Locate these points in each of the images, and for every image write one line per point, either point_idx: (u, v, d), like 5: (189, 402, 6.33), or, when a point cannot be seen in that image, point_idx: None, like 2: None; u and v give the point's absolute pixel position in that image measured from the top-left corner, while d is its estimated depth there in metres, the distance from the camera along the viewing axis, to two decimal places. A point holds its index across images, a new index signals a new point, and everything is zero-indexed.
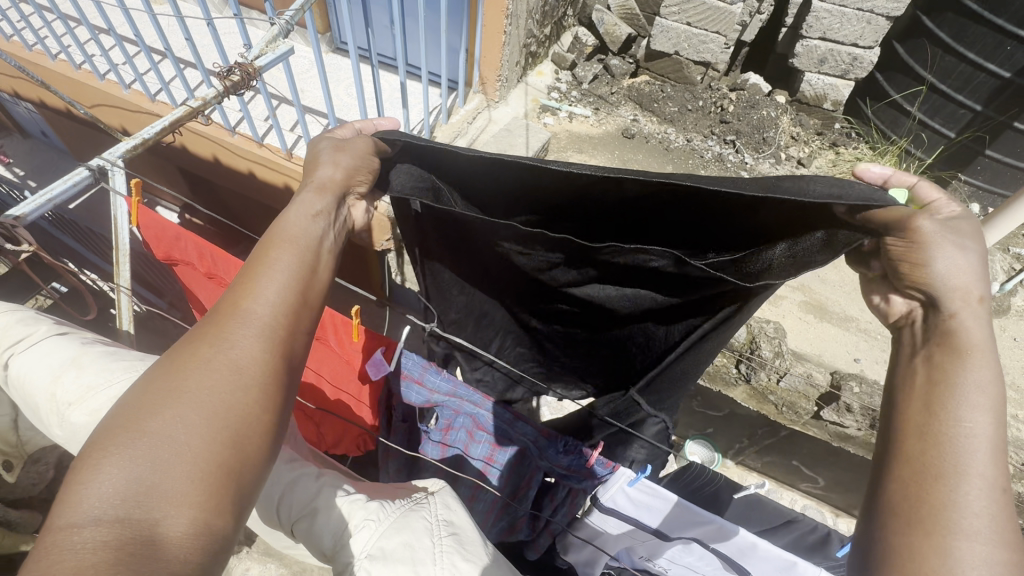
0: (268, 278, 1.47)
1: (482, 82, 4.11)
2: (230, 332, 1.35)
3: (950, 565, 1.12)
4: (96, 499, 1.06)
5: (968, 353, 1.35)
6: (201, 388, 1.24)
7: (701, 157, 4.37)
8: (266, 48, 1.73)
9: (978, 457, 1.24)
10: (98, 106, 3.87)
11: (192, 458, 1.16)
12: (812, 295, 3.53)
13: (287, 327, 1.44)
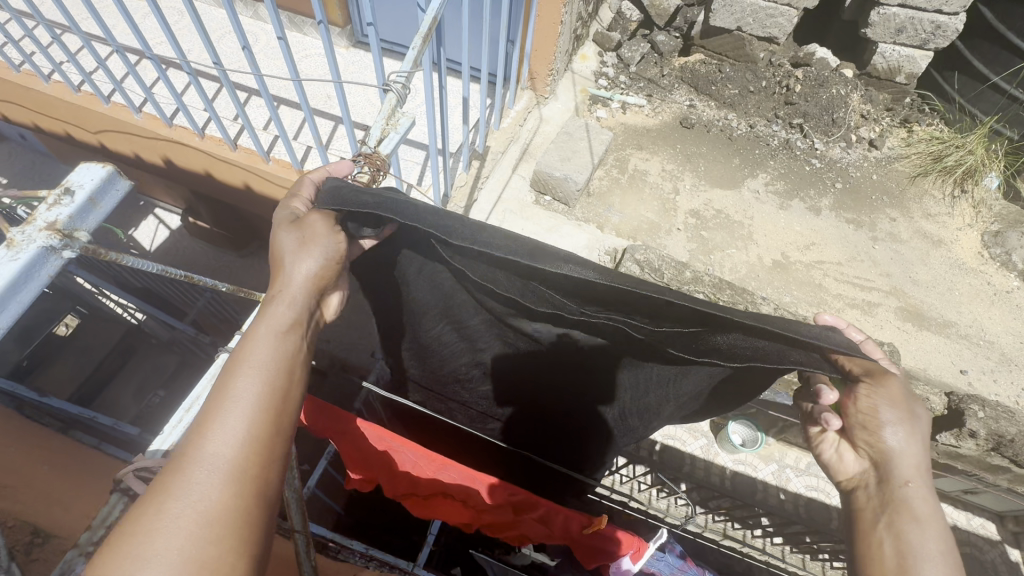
0: (235, 400, 1.19)
1: (532, 78, 3.72)
2: (199, 460, 1.10)
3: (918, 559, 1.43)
4: None
5: (925, 518, 1.49)
6: (181, 515, 1.03)
7: (768, 144, 4.00)
8: (390, 124, 1.81)
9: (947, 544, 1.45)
10: (104, 132, 3.50)
11: None
12: (907, 299, 3.34)
13: (270, 451, 1.18)
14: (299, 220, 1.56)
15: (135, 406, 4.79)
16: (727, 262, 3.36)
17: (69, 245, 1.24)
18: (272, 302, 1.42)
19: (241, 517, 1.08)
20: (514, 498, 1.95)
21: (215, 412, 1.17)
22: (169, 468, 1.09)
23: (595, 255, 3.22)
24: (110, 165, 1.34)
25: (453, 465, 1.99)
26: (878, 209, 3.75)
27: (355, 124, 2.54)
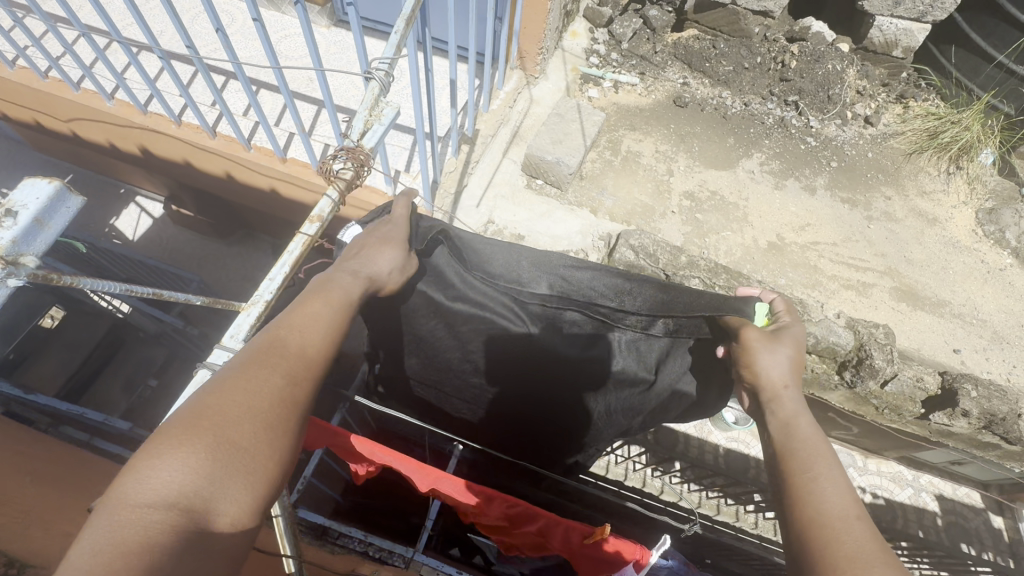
0: (324, 312, 1.35)
1: (521, 57, 3.61)
2: (266, 354, 1.18)
3: (805, 469, 1.37)
4: (163, 480, 0.94)
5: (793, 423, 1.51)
6: (270, 380, 1.14)
7: (762, 123, 3.92)
8: (373, 116, 1.75)
9: (816, 441, 1.44)
10: (75, 120, 3.36)
11: (247, 461, 1.03)
12: (902, 279, 3.33)
13: (324, 367, 1.26)
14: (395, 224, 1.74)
15: (125, 399, 4.73)
16: (722, 245, 3.32)
17: (16, 273, 1.18)
18: (349, 262, 1.58)
19: (294, 412, 1.14)
20: (512, 510, 1.92)
21: (288, 321, 1.29)
22: (242, 356, 1.17)
23: (589, 240, 3.16)
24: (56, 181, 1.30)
25: (445, 479, 1.94)
26: (873, 187, 3.71)
27: (338, 110, 2.44)
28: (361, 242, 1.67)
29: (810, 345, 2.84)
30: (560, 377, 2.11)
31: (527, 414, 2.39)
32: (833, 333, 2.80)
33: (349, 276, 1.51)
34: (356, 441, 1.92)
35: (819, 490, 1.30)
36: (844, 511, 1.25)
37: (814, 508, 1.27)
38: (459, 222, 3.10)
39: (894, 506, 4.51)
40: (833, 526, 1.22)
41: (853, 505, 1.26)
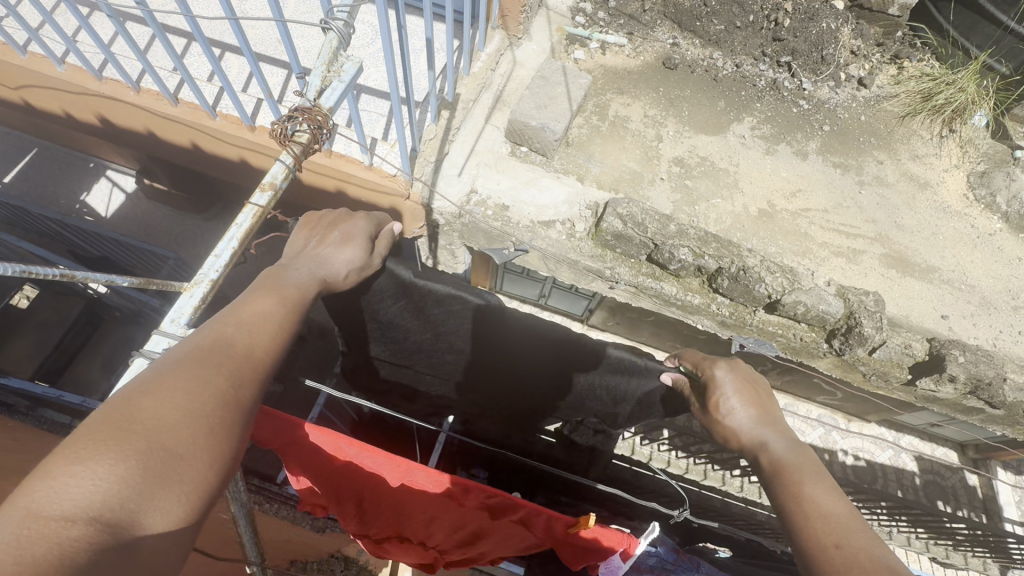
0: (248, 320, 1.42)
1: (503, 16, 3.42)
2: (195, 365, 1.23)
3: (807, 489, 1.55)
4: (83, 490, 0.94)
5: (788, 458, 1.69)
6: (194, 387, 1.18)
7: (755, 85, 3.79)
8: (332, 72, 1.62)
9: (807, 464, 1.65)
10: (25, 88, 3.15)
11: (173, 468, 1.06)
12: (892, 245, 3.28)
13: (255, 377, 1.32)
14: (341, 231, 1.86)
15: (105, 379, 4.64)
16: (712, 213, 3.23)
17: None
18: (298, 266, 1.73)
19: (224, 420, 1.18)
20: (489, 501, 1.91)
21: (221, 332, 1.35)
22: (169, 366, 1.21)
23: (576, 210, 3.05)
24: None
25: (418, 469, 1.89)
26: (866, 151, 3.63)
27: (305, 72, 2.26)
28: (312, 246, 1.83)
29: (799, 314, 2.80)
30: (543, 359, 2.33)
31: (522, 390, 2.64)
32: (823, 301, 2.75)
33: (289, 284, 1.63)
34: (320, 434, 1.82)
35: (808, 524, 1.45)
36: (827, 542, 1.39)
37: (808, 542, 1.42)
38: (440, 193, 2.97)
39: (873, 466, 4.63)
40: (842, 538, 1.39)
41: (839, 537, 1.40)
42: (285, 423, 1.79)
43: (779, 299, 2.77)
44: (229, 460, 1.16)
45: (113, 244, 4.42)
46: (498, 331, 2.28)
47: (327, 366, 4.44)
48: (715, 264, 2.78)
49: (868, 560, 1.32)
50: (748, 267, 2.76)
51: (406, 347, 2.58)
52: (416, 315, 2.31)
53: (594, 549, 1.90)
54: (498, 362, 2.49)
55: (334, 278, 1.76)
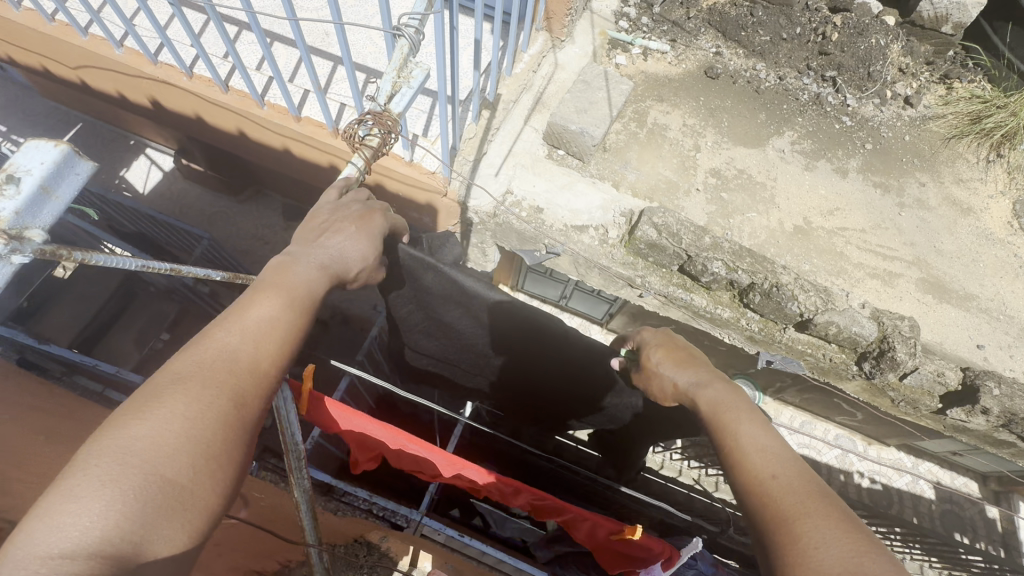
0: (249, 327, 1.34)
1: (548, 18, 3.44)
2: (197, 384, 1.17)
3: (738, 430, 1.50)
4: (77, 526, 0.89)
5: (721, 401, 1.65)
6: (192, 406, 1.12)
7: (797, 99, 3.74)
8: (402, 78, 1.69)
9: (740, 404, 1.61)
10: (83, 68, 3.26)
11: (173, 493, 1.01)
12: (930, 270, 3.22)
13: (260, 393, 1.25)
14: (361, 215, 1.84)
15: (137, 352, 4.78)
16: (746, 226, 3.21)
17: (20, 248, 1.11)
18: (309, 258, 1.66)
19: (228, 439, 1.13)
20: (534, 504, 1.96)
21: (223, 344, 1.28)
22: (168, 385, 1.15)
23: (610, 216, 3.06)
24: (60, 145, 1.30)
25: (468, 467, 1.96)
26: (908, 172, 3.56)
27: (356, 69, 2.31)
28: (318, 234, 1.75)
29: (831, 334, 2.78)
30: (549, 358, 2.51)
31: (537, 386, 2.80)
32: (857, 324, 2.71)
33: (296, 283, 1.56)
34: (379, 425, 1.91)
35: (740, 462, 1.40)
36: (764, 472, 1.35)
37: (745, 478, 1.36)
38: (475, 192, 3.01)
39: (890, 491, 4.57)
40: (772, 476, 1.33)
41: (775, 466, 1.35)
42: (350, 414, 1.92)
43: (811, 319, 2.74)
44: (232, 484, 1.11)
45: (152, 223, 4.55)
46: (510, 332, 2.44)
47: (350, 353, 4.53)
48: (748, 279, 2.77)
49: (795, 498, 1.26)
50: (782, 284, 2.74)
51: (437, 333, 2.67)
52: (449, 308, 2.46)
53: (636, 556, 1.95)
54: (514, 361, 2.67)
55: (344, 271, 1.72)
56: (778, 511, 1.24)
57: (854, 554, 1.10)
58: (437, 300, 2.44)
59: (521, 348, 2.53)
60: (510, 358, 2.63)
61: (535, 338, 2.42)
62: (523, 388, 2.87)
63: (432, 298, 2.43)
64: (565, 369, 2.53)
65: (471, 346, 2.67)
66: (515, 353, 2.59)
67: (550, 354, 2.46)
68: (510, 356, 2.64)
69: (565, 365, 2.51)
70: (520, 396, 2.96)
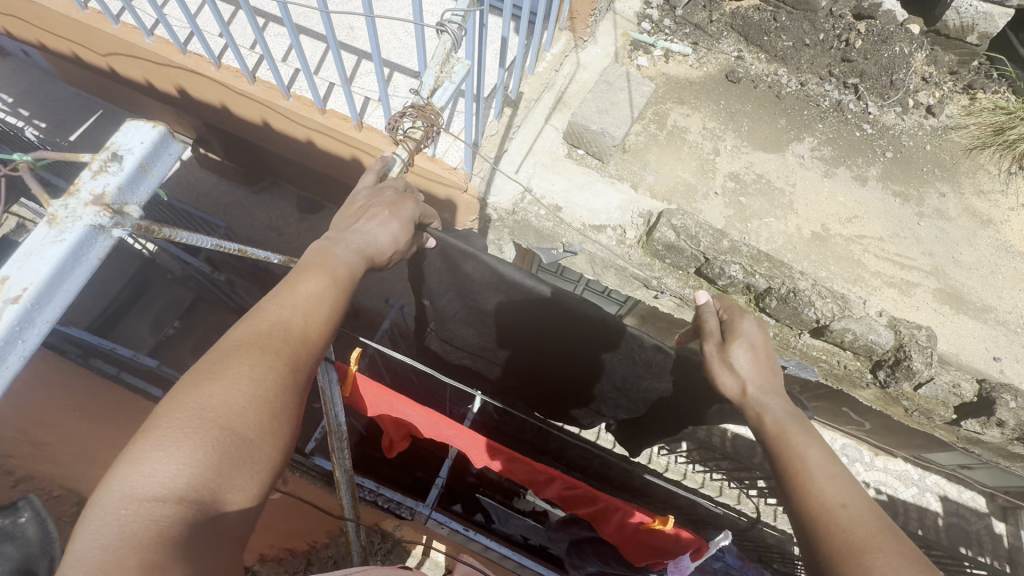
0: (298, 301, 1.44)
1: (571, 18, 3.45)
2: (257, 351, 1.26)
3: (803, 456, 1.54)
4: (166, 472, 0.99)
5: (783, 424, 1.67)
6: (253, 371, 1.22)
7: (818, 105, 3.73)
8: (444, 73, 1.71)
9: (800, 428, 1.65)
10: (112, 55, 3.32)
11: (244, 448, 1.11)
12: (947, 281, 3.21)
13: (309, 363, 1.35)
14: (395, 202, 1.86)
15: (153, 337, 4.85)
16: (763, 231, 3.21)
17: (121, 222, 1.26)
18: (346, 242, 1.71)
19: (285, 403, 1.22)
20: (563, 494, 1.96)
21: (276, 315, 1.38)
22: (230, 351, 1.25)
23: (628, 217, 3.07)
24: (158, 127, 1.38)
25: (498, 454, 1.95)
26: (928, 182, 3.54)
27: (385, 63, 2.34)
28: (354, 218, 1.80)
29: (846, 341, 2.78)
30: (579, 344, 2.51)
31: (560, 373, 2.81)
32: (873, 331, 2.71)
33: (335, 263, 1.62)
34: (423, 411, 1.93)
35: (807, 486, 1.46)
36: (831, 501, 1.41)
37: (811, 506, 1.42)
38: (495, 188, 3.04)
39: (896, 502, 4.55)
40: (840, 508, 1.39)
41: (844, 496, 1.41)
42: (390, 394, 1.95)
43: (827, 325, 2.74)
44: (290, 441, 1.21)
45: (166, 210, 4.56)
46: (541, 316, 2.45)
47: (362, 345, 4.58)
48: (766, 283, 2.77)
49: (863, 531, 1.32)
50: (799, 290, 2.74)
51: (463, 316, 2.71)
52: (483, 292, 2.46)
53: (660, 547, 1.98)
54: (542, 346, 2.68)
55: (378, 255, 1.76)
56: (847, 543, 1.30)
57: None
58: (469, 283, 2.44)
59: (550, 333, 2.54)
60: (538, 342, 2.65)
61: (565, 323, 2.42)
62: (548, 375, 2.89)
63: (470, 286, 2.46)
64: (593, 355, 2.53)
65: (497, 329, 2.70)
66: (543, 337, 2.60)
67: (580, 339, 2.47)
68: (537, 341, 2.65)
69: (594, 353, 2.52)
70: (544, 383, 2.97)
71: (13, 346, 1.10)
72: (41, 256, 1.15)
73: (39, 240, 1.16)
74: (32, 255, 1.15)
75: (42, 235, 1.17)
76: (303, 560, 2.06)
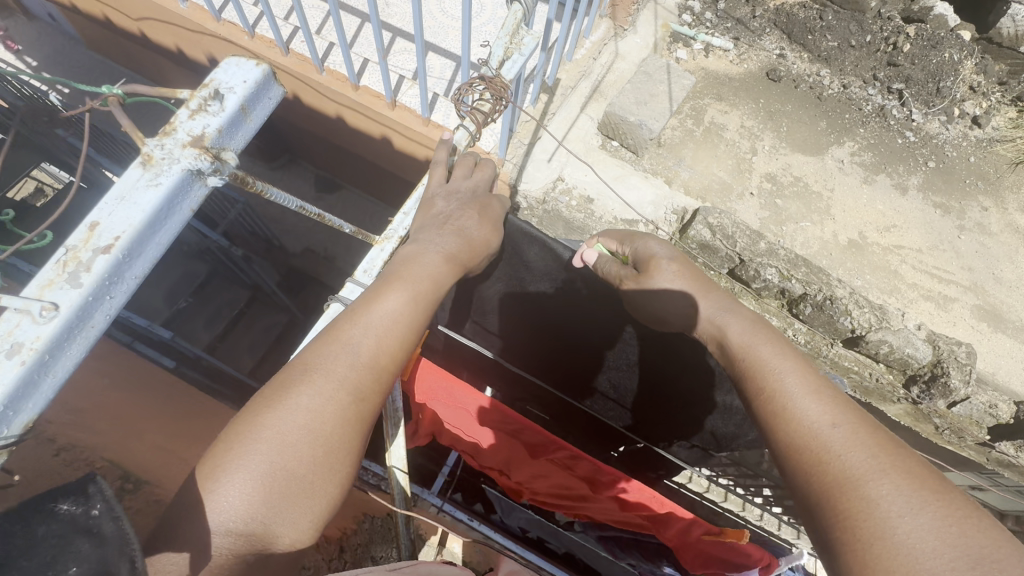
0: (373, 319, 1.32)
1: (613, 5, 3.35)
2: (320, 377, 1.21)
3: (783, 385, 1.41)
4: (224, 504, 1.06)
5: (751, 346, 1.56)
6: (311, 403, 1.17)
7: (860, 109, 3.61)
8: (513, 45, 1.79)
9: (774, 353, 1.51)
10: (146, 20, 3.28)
11: (297, 485, 1.12)
12: (986, 298, 3.14)
13: (374, 393, 1.26)
14: (484, 206, 1.77)
15: None
16: (799, 235, 3.13)
17: (218, 170, 1.22)
18: (434, 248, 1.56)
19: (345, 438, 1.18)
20: (626, 493, 1.99)
21: (348, 335, 1.28)
22: (294, 376, 1.21)
23: (662, 213, 3.00)
24: (262, 66, 1.29)
25: (561, 450, 2.03)
26: (970, 195, 3.43)
27: (428, 40, 2.27)
28: (446, 217, 1.67)
29: (882, 353, 2.71)
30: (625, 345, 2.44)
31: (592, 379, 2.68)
32: (910, 345, 2.66)
33: (423, 275, 1.47)
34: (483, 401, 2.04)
35: (796, 415, 1.33)
36: (822, 424, 1.29)
37: (800, 444, 1.28)
38: (528, 176, 2.97)
39: None
40: (829, 438, 1.26)
41: (834, 416, 1.30)
42: (452, 380, 2.03)
43: (862, 336, 2.68)
44: (347, 478, 1.18)
45: None
46: (599, 309, 2.39)
47: None
48: (802, 289, 2.70)
49: (860, 460, 1.20)
50: (836, 298, 2.67)
51: (510, 308, 2.60)
52: (543, 277, 2.40)
53: (724, 559, 1.94)
54: (583, 347, 2.57)
55: (463, 263, 1.63)
56: (841, 477, 1.19)
57: (954, 526, 1.06)
58: (528, 266, 2.38)
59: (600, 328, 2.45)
60: (581, 339, 2.55)
61: (618, 319, 2.37)
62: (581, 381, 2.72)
63: (526, 271, 2.40)
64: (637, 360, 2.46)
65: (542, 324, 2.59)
66: (589, 334, 2.51)
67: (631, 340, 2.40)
68: (581, 338, 2.54)
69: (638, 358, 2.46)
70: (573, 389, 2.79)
71: (101, 301, 1.09)
72: (133, 203, 1.11)
73: (134, 183, 1.12)
74: (125, 200, 1.11)
75: (136, 178, 1.13)
76: (337, 547, 1.96)
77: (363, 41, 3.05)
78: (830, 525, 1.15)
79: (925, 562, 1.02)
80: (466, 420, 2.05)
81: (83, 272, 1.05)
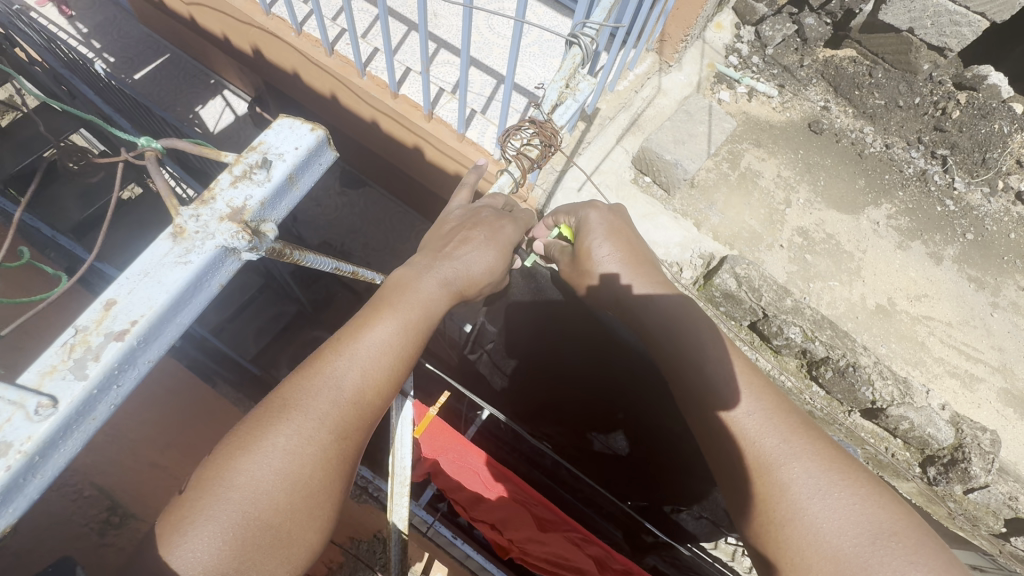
0: (358, 350, 1.29)
1: (661, 40, 3.28)
2: (298, 416, 1.16)
3: (707, 370, 1.53)
4: (190, 559, 0.97)
5: (676, 325, 1.67)
6: (289, 445, 1.12)
7: (901, 171, 3.52)
8: (568, 89, 1.74)
9: (701, 339, 1.61)
10: (196, 5, 3.33)
11: (274, 530, 1.06)
12: (1014, 382, 3.03)
13: (360, 427, 1.23)
14: (495, 220, 1.69)
15: None
16: (826, 295, 3.05)
17: (255, 244, 1.06)
18: (432, 271, 1.53)
19: (326, 481, 1.14)
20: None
21: (331, 368, 1.25)
22: (271, 414, 1.16)
23: (688, 255, 2.93)
24: (317, 131, 1.14)
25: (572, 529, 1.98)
26: (1007, 273, 3.31)
27: (472, 59, 2.25)
28: (453, 241, 1.62)
29: (901, 429, 2.67)
30: (624, 403, 2.35)
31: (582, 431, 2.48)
32: (933, 424, 2.60)
33: (417, 300, 1.44)
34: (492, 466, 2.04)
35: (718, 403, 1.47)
36: (741, 411, 1.43)
37: (728, 426, 1.43)
38: (556, 203, 2.93)
39: None
40: (744, 422, 1.41)
41: (751, 404, 1.44)
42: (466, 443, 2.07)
43: (883, 409, 2.62)
44: (325, 523, 1.13)
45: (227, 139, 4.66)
46: (608, 359, 2.35)
47: None
48: (825, 352, 2.62)
49: (770, 446, 1.35)
50: (860, 365, 2.59)
51: (512, 337, 2.49)
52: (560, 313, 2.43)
53: None
54: (583, 397, 2.41)
55: (470, 283, 1.59)
56: (758, 459, 1.34)
57: (859, 506, 1.21)
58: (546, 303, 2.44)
59: (604, 378, 2.36)
60: (583, 389, 2.40)
61: (623, 376, 2.33)
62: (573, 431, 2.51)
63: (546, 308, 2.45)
64: (637, 423, 2.34)
65: (544, 362, 2.45)
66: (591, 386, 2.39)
67: (632, 401, 2.33)
68: (584, 387, 2.39)
69: (635, 421, 2.34)
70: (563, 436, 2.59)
71: (107, 391, 0.91)
72: (158, 281, 0.94)
73: (162, 257, 0.96)
74: (146, 275, 0.94)
75: (164, 252, 0.97)
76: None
77: (406, 49, 3.04)
78: (753, 506, 1.31)
79: (829, 536, 1.19)
80: (474, 483, 2.07)
81: (90, 361, 0.87)
